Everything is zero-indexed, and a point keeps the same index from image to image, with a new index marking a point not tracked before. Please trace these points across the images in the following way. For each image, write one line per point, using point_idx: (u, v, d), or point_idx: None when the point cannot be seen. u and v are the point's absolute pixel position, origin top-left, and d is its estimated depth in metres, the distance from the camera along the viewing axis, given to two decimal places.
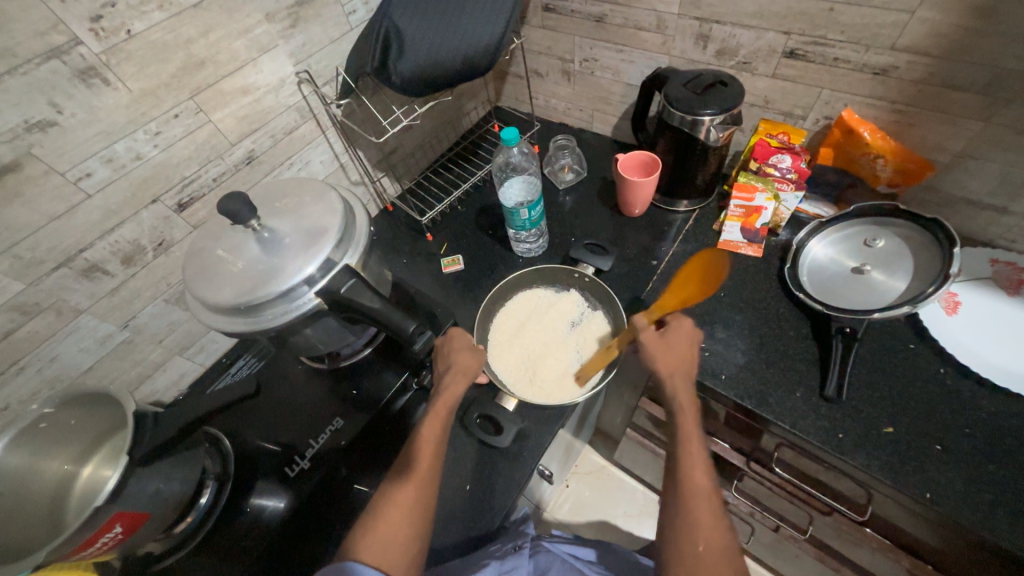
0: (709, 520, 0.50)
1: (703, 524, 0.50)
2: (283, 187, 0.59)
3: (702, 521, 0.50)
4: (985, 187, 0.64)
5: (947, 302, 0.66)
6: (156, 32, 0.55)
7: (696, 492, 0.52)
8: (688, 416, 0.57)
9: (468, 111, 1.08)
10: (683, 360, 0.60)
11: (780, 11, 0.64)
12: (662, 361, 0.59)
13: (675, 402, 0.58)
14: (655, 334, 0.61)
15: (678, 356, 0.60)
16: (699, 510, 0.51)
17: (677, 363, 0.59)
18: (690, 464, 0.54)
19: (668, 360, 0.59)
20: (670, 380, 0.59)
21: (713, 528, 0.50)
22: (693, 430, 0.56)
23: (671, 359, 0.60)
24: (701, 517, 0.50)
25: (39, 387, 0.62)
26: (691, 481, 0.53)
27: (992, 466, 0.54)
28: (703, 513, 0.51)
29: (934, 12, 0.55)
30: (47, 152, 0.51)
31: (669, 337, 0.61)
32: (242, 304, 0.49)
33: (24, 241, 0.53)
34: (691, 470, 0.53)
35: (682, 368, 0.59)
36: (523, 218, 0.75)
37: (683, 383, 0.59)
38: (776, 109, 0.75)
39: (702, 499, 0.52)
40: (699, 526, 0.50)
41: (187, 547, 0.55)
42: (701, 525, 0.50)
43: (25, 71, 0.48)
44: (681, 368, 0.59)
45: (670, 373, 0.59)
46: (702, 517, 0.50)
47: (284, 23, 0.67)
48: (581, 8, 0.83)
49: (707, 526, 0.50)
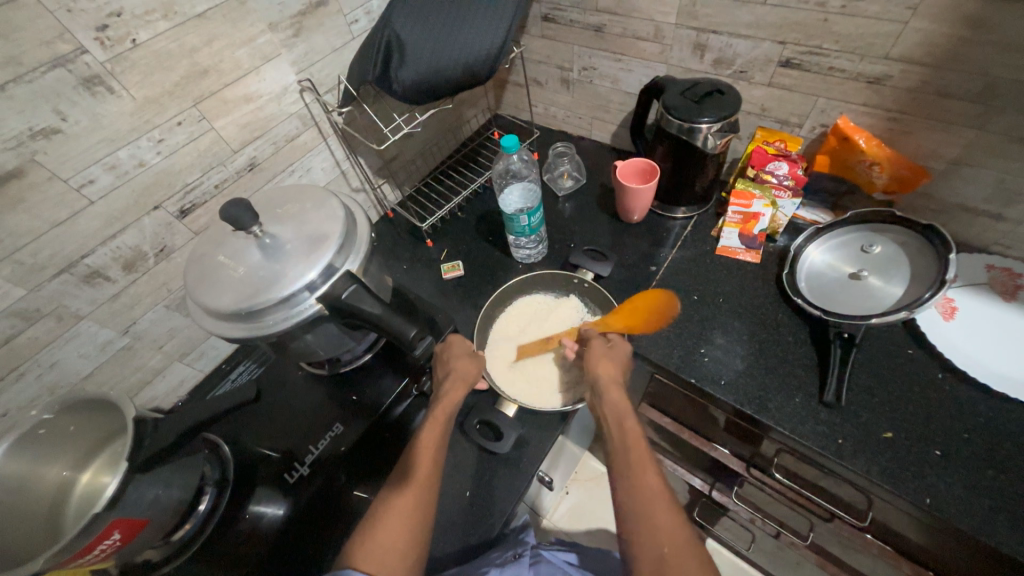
0: (668, 522, 0.49)
1: (663, 525, 0.49)
2: (285, 194, 0.59)
3: (661, 523, 0.49)
4: (980, 194, 0.65)
5: (944, 307, 0.66)
6: (160, 41, 0.56)
7: (649, 494, 0.51)
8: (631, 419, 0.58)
9: (468, 119, 1.09)
10: (618, 370, 0.63)
11: (776, 22, 0.65)
12: (603, 370, 0.62)
13: (617, 409, 0.59)
14: (602, 343, 0.66)
15: (612, 365, 0.63)
16: (656, 511, 0.50)
17: (613, 371, 0.62)
18: (639, 466, 0.53)
19: (606, 369, 0.62)
20: (607, 389, 0.60)
21: (675, 530, 0.49)
22: (637, 433, 0.57)
23: (610, 366, 0.62)
24: (658, 517, 0.49)
25: (38, 393, 0.62)
26: (642, 482, 0.52)
27: (992, 471, 0.54)
28: (661, 515, 0.50)
29: (926, 22, 0.56)
30: (51, 159, 0.52)
31: (613, 350, 0.65)
32: (243, 310, 0.49)
33: (26, 247, 0.53)
34: (639, 472, 0.53)
35: (616, 377, 0.62)
36: (522, 225, 0.76)
37: (618, 390, 0.60)
38: (773, 117, 0.76)
39: (658, 501, 0.51)
40: (659, 527, 0.49)
41: (189, 551, 0.54)
42: (660, 527, 0.49)
43: (31, 79, 0.48)
44: (617, 378, 0.62)
45: (609, 382, 0.61)
46: (661, 518, 0.49)
47: (287, 32, 0.67)
48: (580, 18, 0.84)
49: (667, 527, 0.49)
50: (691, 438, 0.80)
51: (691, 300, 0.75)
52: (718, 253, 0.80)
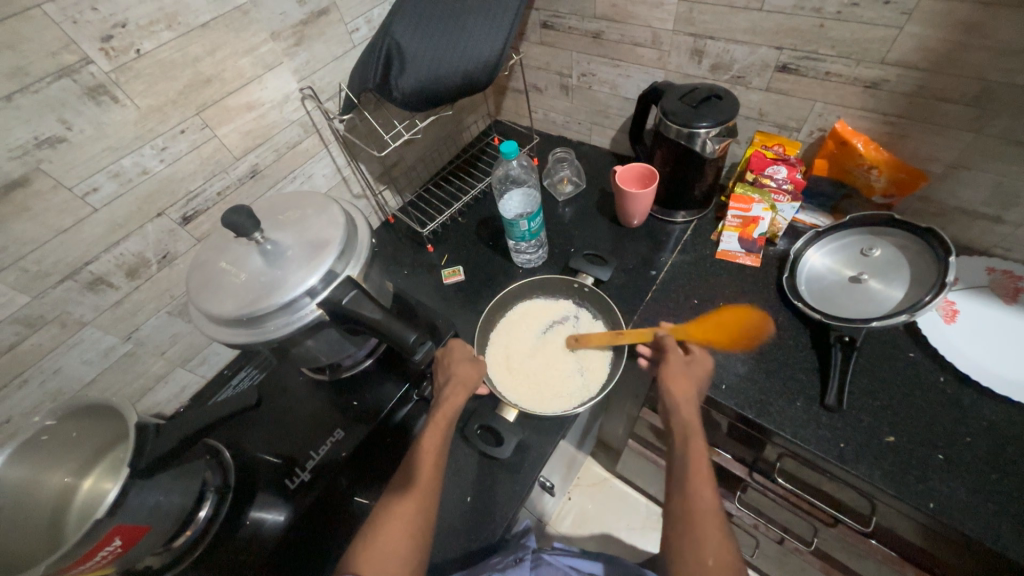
0: (716, 538, 0.49)
1: (710, 542, 0.48)
2: (285, 200, 0.60)
3: (710, 537, 0.49)
4: (978, 197, 0.65)
5: (946, 310, 0.66)
6: (164, 51, 0.56)
7: (703, 508, 0.50)
8: (696, 431, 0.56)
9: (469, 125, 1.10)
10: (690, 381, 0.60)
11: (772, 27, 0.66)
12: (675, 383, 0.59)
13: (684, 420, 0.57)
14: (681, 357, 0.61)
15: (686, 381, 0.59)
16: (707, 527, 0.49)
17: (687, 381, 0.59)
18: (696, 479, 0.52)
19: (681, 383, 0.59)
20: (676, 401, 0.58)
21: (720, 544, 0.48)
22: (700, 445, 0.55)
23: (684, 380, 0.59)
24: (708, 532, 0.49)
25: (41, 399, 0.62)
26: (696, 497, 0.51)
27: (995, 475, 0.54)
28: (710, 529, 0.49)
29: (921, 27, 0.56)
30: (55, 167, 0.52)
31: (691, 365, 0.61)
32: (244, 315, 0.49)
33: (31, 255, 0.54)
34: (698, 486, 0.52)
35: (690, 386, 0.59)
36: (523, 230, 0.76)
37: (685, 400, 0.58)
38: (771, 122, 0.76)
39: (710, 515, 0.50)
40: (706, 542, 0.48)
41: (188, 559, 0.54)
42: (707, 541, 0.48)
43: (37, 89, 0.49)
44: (691, 391, 0.59)
45: (681, 394, 0.59)
46: (709, 533, 0.49)
47: (289, 41, 0.68)
48: (578, 25, 0.85)
49: (714, 543, 0.48)
50: None
51: (692, 304, 0.75)
52: (718, 257, 0.80)
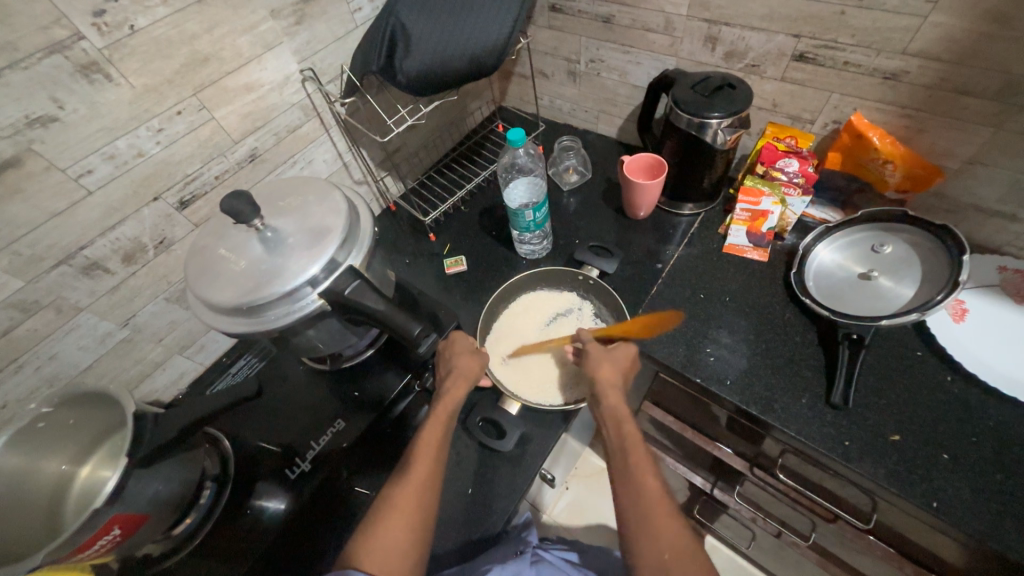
0: (669, 528, 0.49)
1: (661, 531, 0.49)
2: (285, 186, 0.58)
3: (662, 529, 0.49)
4: (994, 194, 0.63)
5: (955, 309, 0.65)
6: (160, 27, 0.54)
7: (649, 500, 0.51)
8: (627, 421, 0.58)
9: (473, 111, 1.08)
10: (618, 372, 0.62)
11: (791, 14, 0.64)
12: (603, 375, 0.61)
13: (617, 412, 0.59)
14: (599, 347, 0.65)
15: (613, 370, 0.62)
16: (657, 517, 0.50)
17: (614, 371, 0.62)
18: (636, 472, 0.53)
19: (606, 374, 0.61)
20: (605, 389, 0.60)
21: (675, 534, 0.49)
22: (634, 435, 0.57)
23: (610, 369, 0.62)
24: (658, 522, 0.49)
25: (37, 385, 0.61)
26: (642, 487, 0.52)
27: (1000, 476, 0.54)
28: (661, 519, 0.50)
29: (946, 16, 0.55)
30: (48, 147, 0.51)
31: (613, 352, 0.64)
32: (244, 304, 0.48)
33: (24, 238, 0.53)
34: (640, 476, 0.52)
35: (618, 377, 0.61)
36: (527, 220, 0.75)
37: (616, 390, 0.60)
38: (784, 113, 0.74)
39: (659, 505, 0.50)
40: (658, 534, 0.49)
41: (189, 546, 0.55)
42: (660, 533, 0.49)
43: (27, 65, 0.47)
44: (618, 382, 0.61)
45: (609, 386, 0.60)
46: (661, 524, 0.49)
47: (289, 19, 0.66)
48: (588, 8, 0.82)
49: (667, 533, 0.49)
50: (694, 437, 0.79)
51: (698, 298, 0.74)
52: (725, 251, 0.78)
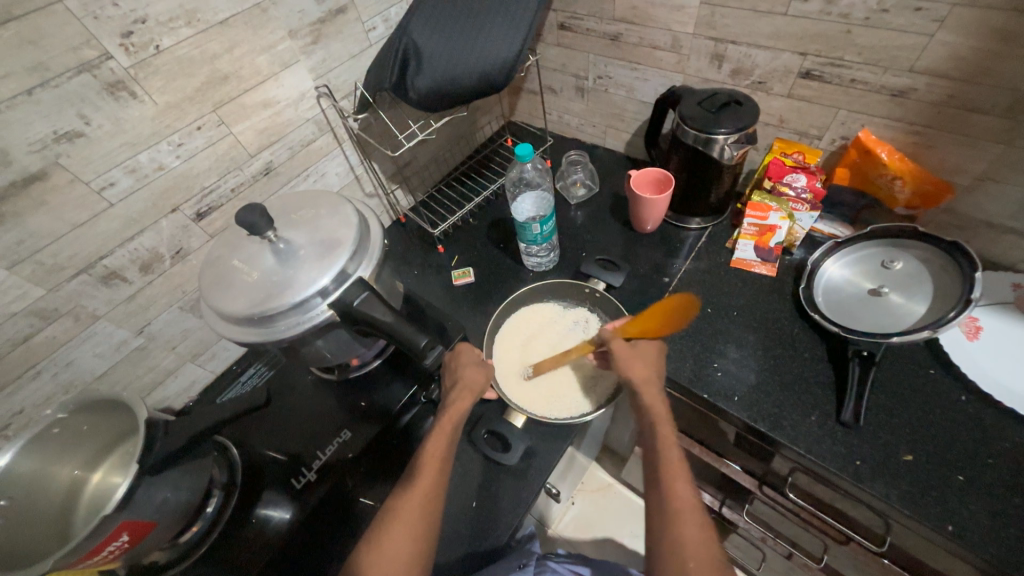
0: (695, 535, 0.48)
1: (687, 539, 0.48)
2: (298, 199, 0.60)
3: (689, 537, 0.48)
4: (1005, 211, 0.63)
5: (968, 327, 0.64)
6: (183, 47, 0.56)
7: (678, 505, 0.50)
8: (664, 422, 0.57)
9: (482, 125, 1.09)
10: (651, 371, 0.61)
11: (797, 32, 0.64)
12: (634, 372, 0.60)
13: (651, 412, 0.58)
14: (625, 343, 0.62)
15: (644, 366, 0.61)
16: (684, 525, 0.49)
17: (646, 370, 0.60)
18: (668, 475, 0.52)
19: (639, 371, 0.60)
20: (640, 387, 0.59)
21: (701, 543, 0.48)
22: (669, 436, 0.56)
23: (643, 368, 0.60)
24: (685, 530, 0.49)
25: (54, 392, 0.62)
26: (671, 494, 0.51)
27: (1018, 499, 0.52)
28: (687, 526, 0.49)
29: (953, 35, 0.55)
30: (73, 162, 0.53)
31: (640, 350, 0.62)
32: (255, 314, 0.49)
33: (47, 249, 0.54)
34: (671, 481, 0.52)
35: (654, 378, 0.60)
36: (535, 233, 0.75)
37: (653, 390, 0.59)
38: (791, 129, 0.74)
39: (687, 513, 0.50)
40: (684, 541, 0.48)
41: (195, 554, 0.55)
42: (687, 540, 0.48)
43: (57, 84, 0.49)
44: (652, 380, 0.60)
45: (643, 384, 0.59)
46: (689, 531, 0.49)
47: (306, 39, 0.68)
48: (597, 27, 0.84)
49: (692, 542, 0.48)
50: (701, 454, 0.79)
51: (705, 313, 0.74)
52: (732, 265, 0.78)
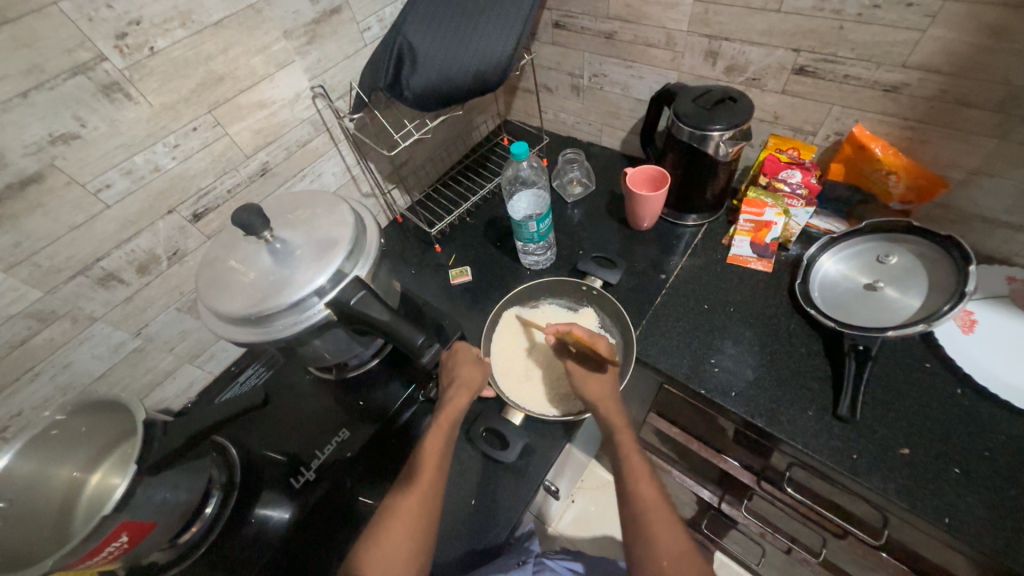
0: (668, 536, 0.49)
1: (658, 537, 0.49)
2: (294, 199, 0.60)
3: (662, 535, 0.49)
4: (1000, 205, 0.63)
5: (964, 320, 0.65)
6: (178, 49, 0.56)
7: (647, 504, 0.52)
8: (622, 430, 0.58)
9: (478, 125, 1.10)
10: (607, 386, 0.62)
11: (790, 29, 0.65)
12: (589, 392, 0.62)
13: (609, 423, 0.59)
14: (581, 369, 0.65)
15: (598, 386, 0.62)
16: (655, 525, 0.50)
17: (602, 387, 0.62)
18: (634, 478, 0.54)
19: (594, 390, 0.62)
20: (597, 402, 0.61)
21: (674, 541, 0.49)
22: (629, 442, 0.57)
23: (597, 385, 0.62)
24: (656, 529, 0.50)
25: (52, 394, 0.63)
26: (639, 497, 0.53)
27: (1014, 492, 0.52)
28: (659, 527, 0.50)
29: (945, 30, 0.55)
30: (69, 164, 0.53)
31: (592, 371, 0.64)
32: (252, 315, 0.49)
33: (44, 251, 0.54)
34: (637, 485, 0.53)
35: (609, 391, 0.62)
36: (531, 231, 0.75)
37: (611, 402, 0.61)
38: (786, 125, 0.75)
39: (657, 514, 0.51)
40: (656, 539, 0.49)
41: (194, 555, 0.55)
42: (658, 539, 0.49)
43: (52, 86, 0.49)
44: (611, 396, 0.61)
45: (599, 398, 0.61)
46: (660, 530, 0.49)
47: (301, 39, 0.68)
48: (591, 25, 0.84)
49: (665, 540, 0.49)
50: (700, 450, 0.77)
51: (701, 310, 0.74)
52: (729, 262, 0.79)
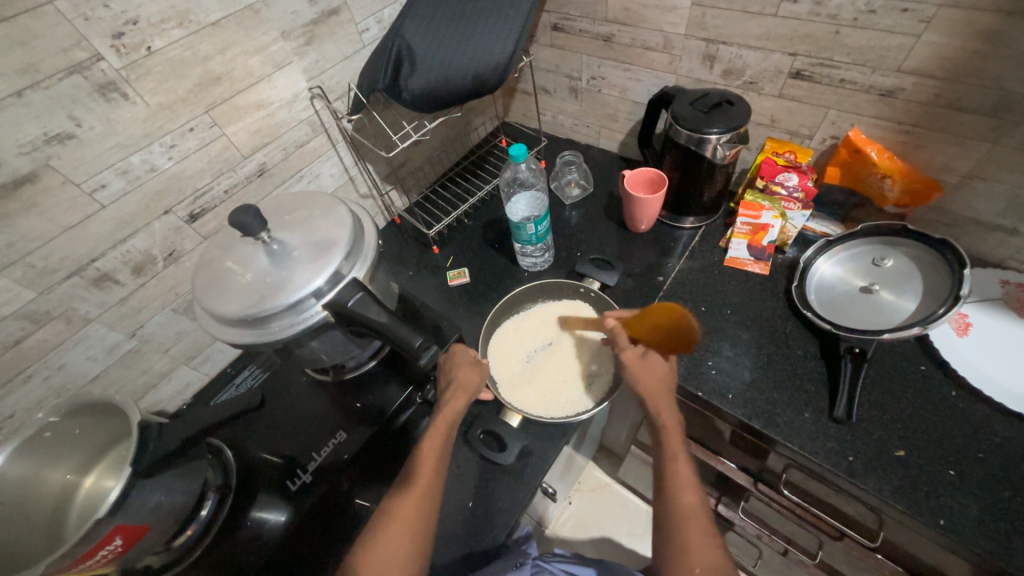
0: (700, 542, 0.49)
1: (693, 547, 0.48)
2: (293, 200, 0.60)
3: (696, 543, 0.49)
4: (993, 209, 0.64)
5: (958, 323, 0.65)
6: (174, 49, 0.56)
7: (683, 511, 0.51)
8: (672, 431, 0.56)
9: (477, 126, 1.10)
10: (657, 383, 0.59)
11: (786, 33, 0.65)
12: (643, 385, 0.58)
13: (658, 421, 0.57)
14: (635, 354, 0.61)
15: (653, 379, 0.59)
16: (691, 533, 0.49)
17: (655, 383, 0.59)
18: (675, 483, 0.53)
19: (650, 384, 0.58)
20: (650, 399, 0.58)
21: (706, 549, 0.48)
22: (677, 446, 0.55)
23: (651, 380, 0.59)
24: (692, 538, 0.49)
25: (45, 395, 0.62)
26: (677, 503, 0.51)
27: (1008, 493, 0.53)
28: (693, 534, 0.49)
29: (939, 36, 0.56)
30: (64, 163, 0.52)
31: (648, 359, 0.60)
32: (249, 316, 0.49)
33: (38, 250, 0.54)
34: (678, 490, 0.52)
35: (661, 390, 0.59)
36: (529, 233, 0.75)
37: (664, 401, 0.58)
38: (782, 129, 0.75)
39: (692, 521, 0.50)
40: (692, 547, 0.48)
41: (184, 561, 0.53)
42: (690, 548, 0.48)
43: (47, 86, 0.49)
44: (662, 392, 0.58)
45: (654, 396, 0.58)
46: (694, 539, 0.49)
47: (299, 40, 0.68)
48: (589, 27, 0.84)
49: (699, 548, 0.48)
50: (697, 451, 0.80)
51: (698, 312, 0.75)
52: (726, 264, 0.79)
